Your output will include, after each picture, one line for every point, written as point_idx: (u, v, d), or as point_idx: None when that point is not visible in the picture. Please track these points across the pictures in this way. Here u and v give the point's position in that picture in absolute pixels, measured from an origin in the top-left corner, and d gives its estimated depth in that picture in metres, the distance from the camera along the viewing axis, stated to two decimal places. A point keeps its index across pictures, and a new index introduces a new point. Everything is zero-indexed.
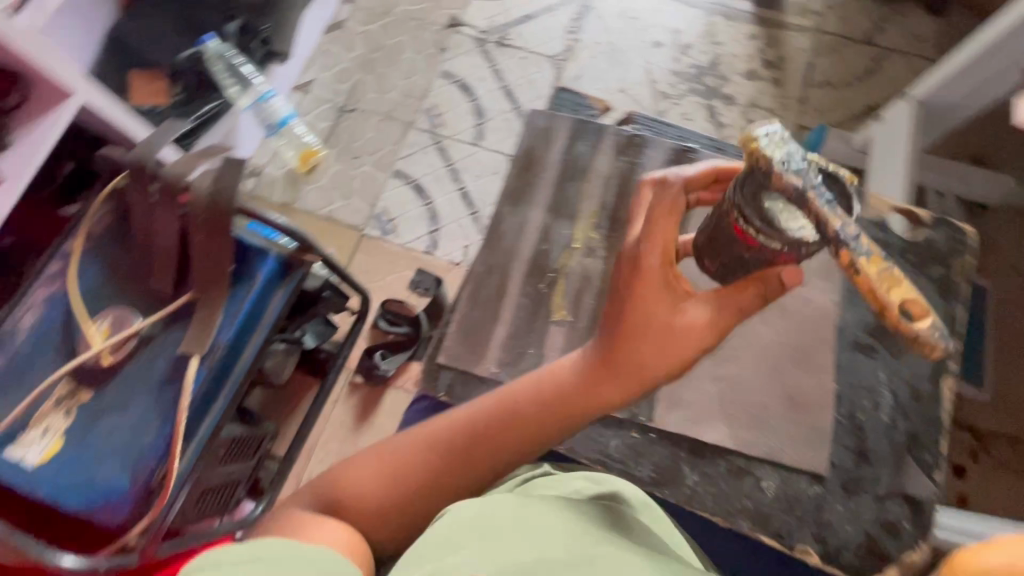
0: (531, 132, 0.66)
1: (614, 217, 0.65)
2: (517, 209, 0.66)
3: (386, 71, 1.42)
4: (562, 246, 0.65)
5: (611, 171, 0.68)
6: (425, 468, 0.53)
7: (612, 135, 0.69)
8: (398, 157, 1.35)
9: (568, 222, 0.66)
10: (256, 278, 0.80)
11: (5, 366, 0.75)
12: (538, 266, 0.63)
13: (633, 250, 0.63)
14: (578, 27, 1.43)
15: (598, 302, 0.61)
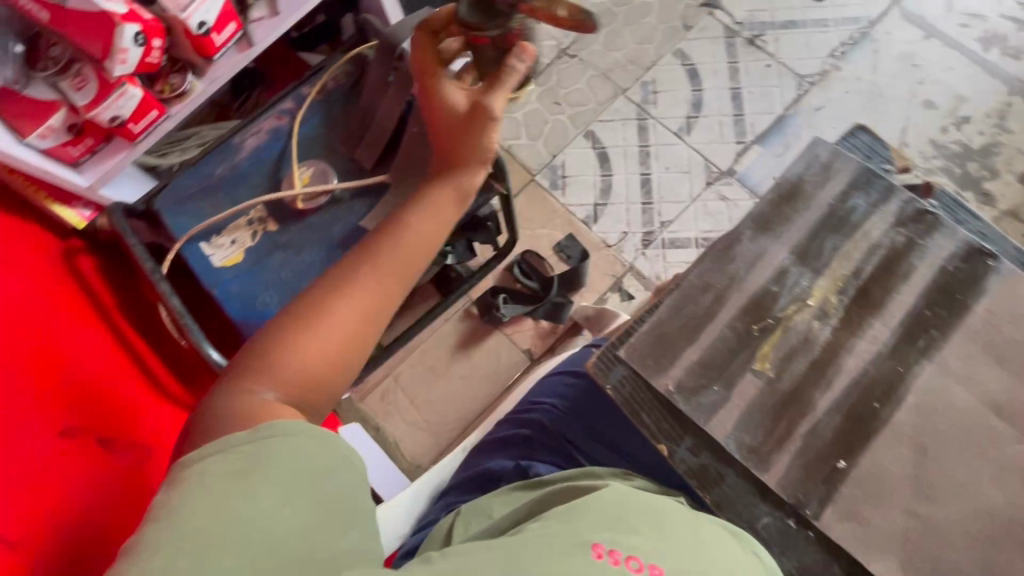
0: (806, 159, 0.60)
1: (867, 291, 0.55)
2: (760, 239, 0.56)
3: (622, 28, 1.35)
4: (796, 296, 0.55)
5: (883, 239, 0.56)
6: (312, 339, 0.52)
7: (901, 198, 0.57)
8: (597, 118, 1.30)
9: (810, 275, 0.55)
10: None
11: (222, 175, 0.85)
12: (761, 306, 0.54)
13: (872, 333, 0.54)
14: (845, 53, 1.27)
15: (812, 373, 0.52)
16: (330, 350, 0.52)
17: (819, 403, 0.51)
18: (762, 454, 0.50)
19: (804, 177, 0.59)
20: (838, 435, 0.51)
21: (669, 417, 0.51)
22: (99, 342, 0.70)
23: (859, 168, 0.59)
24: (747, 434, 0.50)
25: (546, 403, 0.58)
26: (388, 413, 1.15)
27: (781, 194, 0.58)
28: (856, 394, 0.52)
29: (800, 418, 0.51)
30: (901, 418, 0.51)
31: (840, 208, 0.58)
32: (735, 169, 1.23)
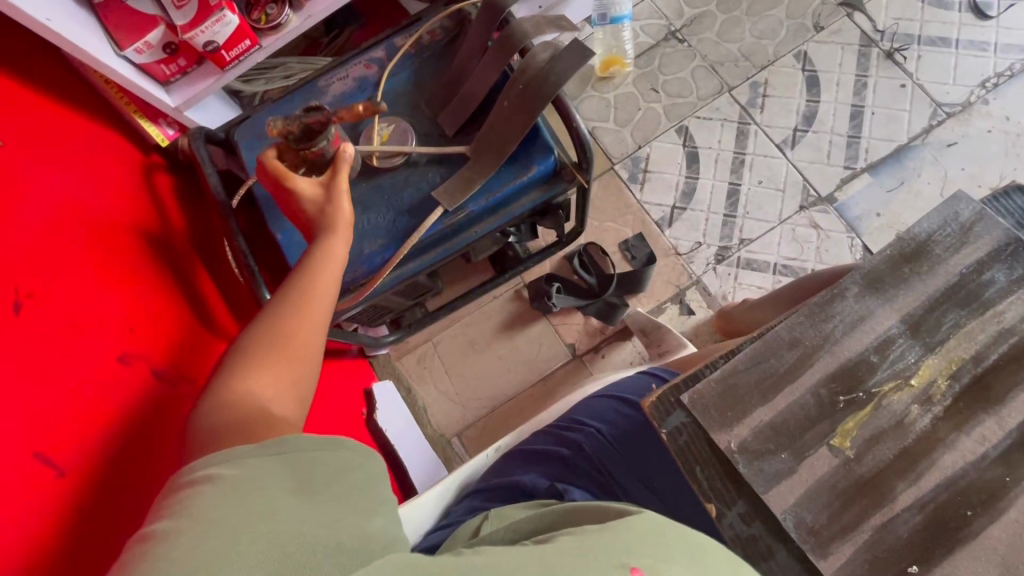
0: (942, 213, 0.46)
1: (986, 382, 0.42)
2: (866, 300, 0.45)
3: (743, 18, 1.23)
4: (894, 372, 0.43)
5: (1021, 325, 0.43)
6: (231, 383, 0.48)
7: None
8: (694, 114, 1.20)
9: (920, 350, 0.43)
10: (527, 171, 0.78)
11: None
12: (852, 375, 0.43)
13: (978, 430, 0.42)
14: (998, 86, 1.11)
15: (896, 464, 0.42)
16: (287, 368, 0.51)
17: (899, 496, 0.41)
18: (823, 546, 0.41)
19: (934, 236, 0.46)
20: (916, 537, 0.40)
21: (726, 477, 0.43)
22: (168, 269, 0.72)
23: (1004, 234, 0.45)
24: (810, 527, 0.41)
25: (591, 427, 0.54)
26: (424, 377, 1.16)
27: (900, 250, 0.46)
28: (946, 496, 0.41)
29: (874, 509, 0.41)
30: (994, 534, 0.40)
31: (971, 279, 0.44)
32: (837, 197, 1.12)
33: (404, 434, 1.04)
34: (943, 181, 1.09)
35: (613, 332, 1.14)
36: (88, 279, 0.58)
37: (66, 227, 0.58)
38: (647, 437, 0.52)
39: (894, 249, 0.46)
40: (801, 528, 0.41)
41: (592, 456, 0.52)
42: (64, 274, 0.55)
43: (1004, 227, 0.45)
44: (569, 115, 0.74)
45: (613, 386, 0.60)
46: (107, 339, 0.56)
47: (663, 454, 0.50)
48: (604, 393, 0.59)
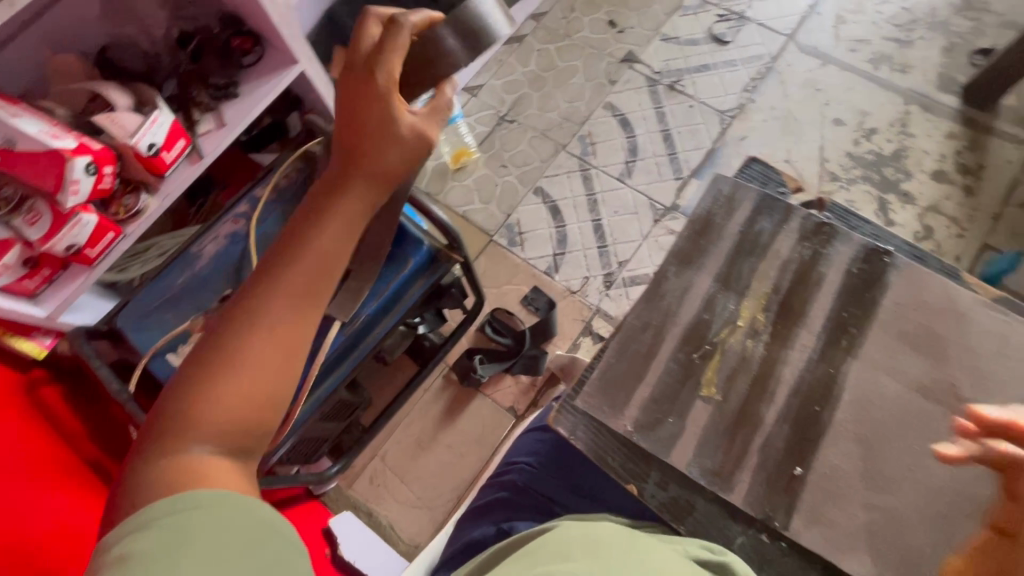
0: (710, 194, 0.60)
1: (787, 305, 0.54)
2: (686, 273, 0.56)
3: (553, 91, 1.46)
4: (725, 320, 0.54)
5: (792, 255, 0.57)
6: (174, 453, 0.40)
7: (801, 216, 0.59)
8: (543, 174, 1.38)
9: (736, 297, 0.55)
10: (406, 264, 0.85)
11: (185, 283, 0.87)
12: (696, 334, 0.53)
13: (799, 342, 0.53)
14: (756, 87, 1.39)
15: (754, 391, 0.51)
16: (259, 403, 0.42)
17: (767, 416, 0.50)
18: (726, 475, 0.48)
19: (712, 211, 0.59)
20: (791, 443, 0.49)
21: (634, 456, 0.50)
22: (84, 476, 0.71)
23: (759, 194, 0.59)
24: (707, 458, 0.49)
25: (519, 462, 0.58)
26: (382, 493, 1.13)
27: (693, 228, 0.58)
28: (796, 401, 0.50)
29: (753, 434, 0.50)
30: (843, 416, 0.50)
31: (749, 233, 0.58)
32: (680, 204, 1.31)
33: (372, 557, 0.99)
34: None
35: (543, 381, 1.19)
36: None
37: None
38: (569, 450, 0.56)
39: (689, 229, 0.58)
40: (704, 467, 0.48)
41: (527, 487, 0.55)
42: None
43: (756, 190, 0.60)
44: (426, 208, 0.84)
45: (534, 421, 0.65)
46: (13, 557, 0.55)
47: (584, 463, 0.55)
48: (526, 429, 0.63)
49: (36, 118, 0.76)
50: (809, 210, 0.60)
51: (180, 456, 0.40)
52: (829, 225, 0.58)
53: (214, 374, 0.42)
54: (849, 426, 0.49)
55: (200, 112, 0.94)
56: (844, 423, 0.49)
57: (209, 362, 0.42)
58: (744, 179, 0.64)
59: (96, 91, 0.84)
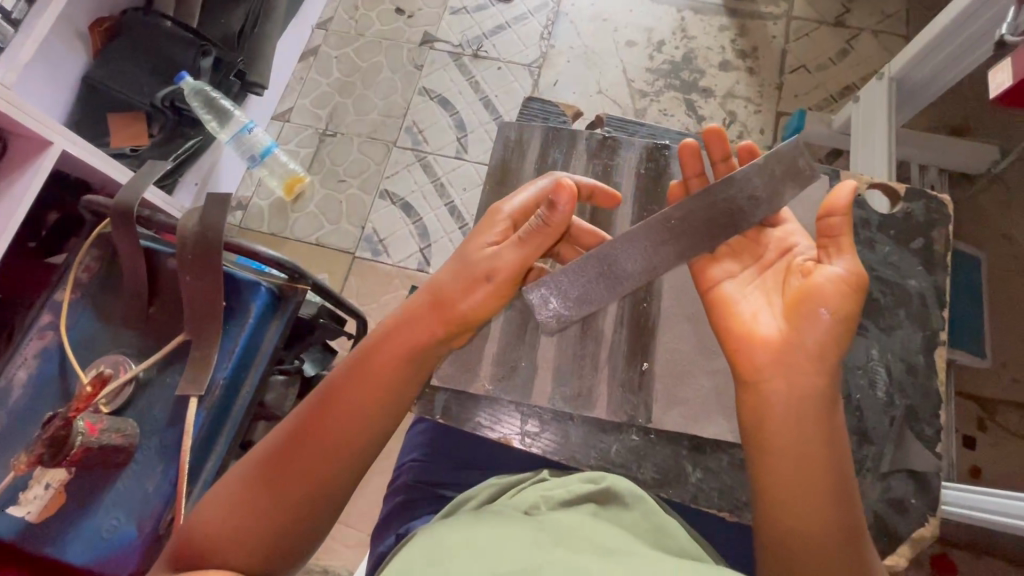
0: (501, 143, 0.62)
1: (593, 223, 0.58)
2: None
3: (365, 93, 1.42)
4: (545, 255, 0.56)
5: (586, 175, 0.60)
6: (231, 525, 0.47)
7: (584, 138, 0.62)
8: (383, 176, 1.35)
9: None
10: (249, 313, 0.80)
11: (5, 424, 0.76)
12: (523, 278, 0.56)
13: None
14: (551, 33, 1.44)
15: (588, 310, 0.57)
16: (307, 509, 0.48)
17: (606, 328, 0.57)
18: (585, 392, 0.54)
19: (506, 158, 0.61)
20: (631, 343, 0.56)
21: (501, 411, 0.54)
22: None
23: (542, 130, 0.63)
24: (565, 385, 0.54)
25: (409, 461, 0.57)
26: (330, 546, 1.06)
27: (494, 179, 0.61)
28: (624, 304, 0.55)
29: (599, 347, 0.56)
30: (666, 303, 0.57)
31: (544, 167, 0.61)
32: None
33: None
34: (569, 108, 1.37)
35: None
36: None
37: None
38: (448, 432, 0.57)
39: (489, 181, 0.60)
40: (564, 395, 0.54)
41: (418, 482, 0.55)
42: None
43: (539, 126, 0.63)
44: (247, 249, 0.78)
45: None
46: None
47: (466, 436, 0.56)
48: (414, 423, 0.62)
49: None
50: (591, 130, 0.64)
51: (266, 537, 0.47)
52: (612, 138, 0.62)
53: (283, 473, 0.48)
54: (671, 311, 0.57)
55: None
56: (665, 308, 0.57)
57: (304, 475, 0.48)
58: (527, 120, 0.67)
59: None
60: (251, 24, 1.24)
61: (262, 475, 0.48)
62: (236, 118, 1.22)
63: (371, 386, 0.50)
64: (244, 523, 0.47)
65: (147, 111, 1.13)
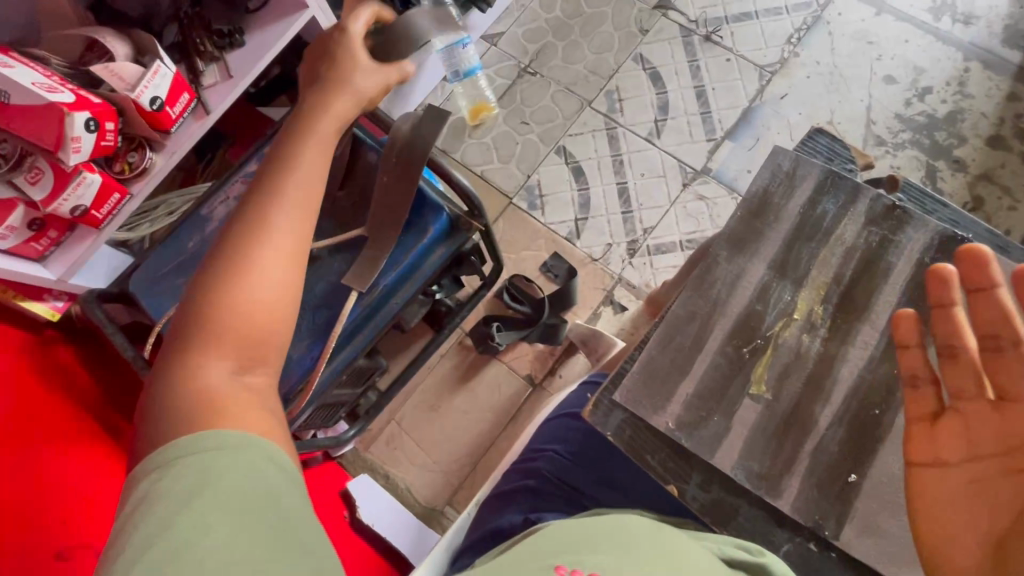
0: (770, 168, 0.60)
1: (848, 297, 0.55)
2: (736, 259, 0.57)
3: (579, 40, 1.35)
4: (779, 313, 0.55)
5: (856, 241, 0.57)
6: (188, 356, 0.49)
7: (869, 198, 0.58)
8: (567, 133, 1.30)
9: (792, 287, 0.56)
10: (426, 233, 0.81)
11: (195, 248, 0.84)
12: (747, 327, 0.55)
13: (863, 339, 0.54)
14: (801, 39, 1.27)
15: (808, 390, 0.53)
16: (262, 331, 0.51)
17: (821, 418, 0.52)
18: (776, 477, 0.51)
19: (770, 189, 0.59)
20: (845, 447, 0.51)
21: (675, 455, 0.52)
22: (100, 439, 0.71)
23: (822, 172, 0.59)
24: (753, 460, 0.51)
25: (550, 451, 0.61)
26: (398, 458, 1.14)
27: (750, 209, 0.59)
28: (855, 404, 0.52)
29: (804, 437, 0.52)
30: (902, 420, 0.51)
31: (810, 214, 0.58)
32: (710, 167, 1.23)
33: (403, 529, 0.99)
34: (788, 128, 1.23)
35: (561, 350, 1.17)
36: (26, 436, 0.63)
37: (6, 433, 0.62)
38: (600, 443, 0.59)
39: (744, 210, 0.58)
40: (749, 470, 0.51)
41: (556, 477, 0.58)
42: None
43: (819, 167, 0.59)
44: (447, 173, 0.78)
45: (561, 404, 0.66)
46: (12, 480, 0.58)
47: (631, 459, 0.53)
48: (553, 415, 0.65)
49: (30, 68, 0.71)
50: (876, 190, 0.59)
51: (221, 357, 0.49)
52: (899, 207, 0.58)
53: (234, 297, 0.51)
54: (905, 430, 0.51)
55: (203, 62, 0.87)
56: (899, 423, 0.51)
57: (236, 340, 0.50)
58: (808, 153, 0.65)
59: (93, 38, 0.79)
60: None
61: (204, 306, 0.51)
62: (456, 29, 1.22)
63: (278, 207, 0.56)
64: (201, 343, 0.50)
65: None
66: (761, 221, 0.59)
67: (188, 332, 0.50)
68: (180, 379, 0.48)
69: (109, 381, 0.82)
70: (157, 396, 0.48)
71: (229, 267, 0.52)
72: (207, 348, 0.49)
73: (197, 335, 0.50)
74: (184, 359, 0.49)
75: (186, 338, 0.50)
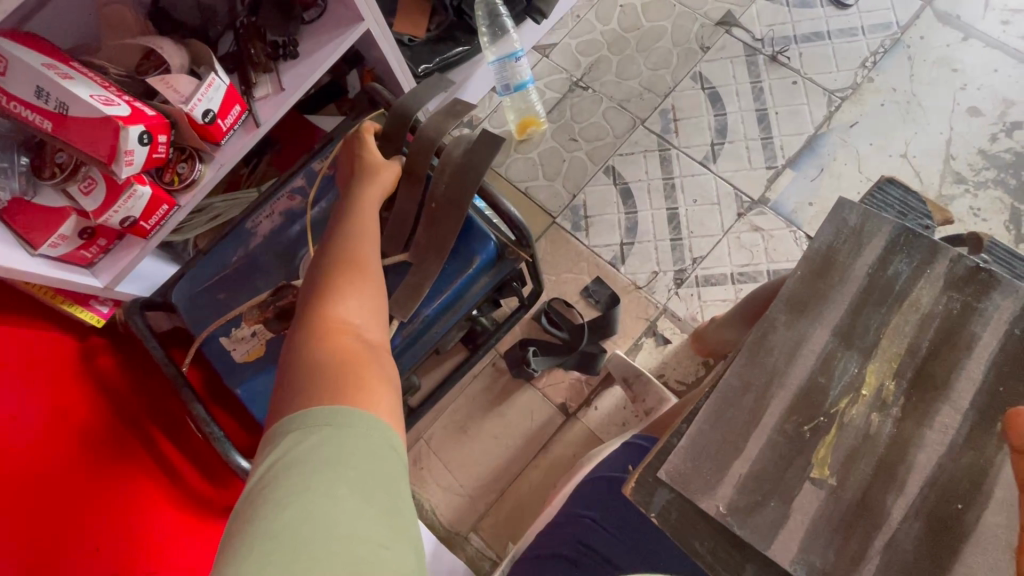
0: (834, 222, 0.52)
1: (925, 372, 0.48)
2: (796, 327, 0.50)
3: (634, 55, 1.30)
4: (845, 387, 0.48)
5: (932, 309, 0.49)
6: (305, 356, 0.53)
7: (947, 261, 0.50)
8: (616, 152, 1.25)
9: (859, 358, 0.49)
10: (471, 262, 0.78)
11: (238, 262, 0.83)
12: (810, 401, 0.48)
13: (941, 420, 0.46)
14: (876, 63, 1.19)
15: (878, 477, 0.46)
16: (354, 331, 0.56)
17: (893, 510, 0.45)
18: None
19: (834, 246, 0.51)
20: (921, 546, 0.44)
21: (727, 544, 0.47)
22: (139, 454, 0.72)
23: (895, 228, 0.51)
24: (814, 554, 0.45)
25: (583, 515, 0.58)
26: (425, 478, 1.12)
27: (813, 267, 0.51)
28: (933, 496, 0.45)
29: (874, 531, 0.45)
30: (990, 521, 0.44)
31: (880, 276, 0.50)
32: (769, 197, 1.16)
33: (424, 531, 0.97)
34: (857, 159, 1.15)
35: (598, 380, 1.13)
36: (60, 462, 0.62)
37: (49, 443, 0.63)
38: (638, 517, 0.56)
39: (805, 270, 0.51)
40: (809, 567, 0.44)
41: (589, 546, 0.55)
42: (22, 434, 0.61)
43: (892, 222, 0.51)
44: (495, 200, 0.75)
45: (604, 464, 0.64)
46: (38, 515, 0.57)
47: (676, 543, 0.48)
48: (592, 476, 0.64)
49: (89, 79, 0.71)
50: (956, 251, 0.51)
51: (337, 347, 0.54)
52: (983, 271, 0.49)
53: (340, 303, 0.58)
54: (996, 532, 0.43)
55: (257, 73, 0.86)
56: (986, 524, 0.44)
57: (347, 331, 0.56)
58: (878, 207, 0.58)
59: (150, 48, 0.78)
60: None
61: (310, 316, 0.57)
62: (510, 41, 1.19)
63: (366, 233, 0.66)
64: (315, 345, 0.54)
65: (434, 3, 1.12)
66: (827, 282, 0.51)
67: (299, 340, 0.55)
68: (306, 372, 0.51)
69: (148, 391, 0.82)
70: (287, 391, 0.50)
71: (329, 285, 0.60)
72: (325, 344, 0.54)
73: (308, 338, 0.55)
74: (303, 359, 0.53)
75: (301, 341, 0.55)
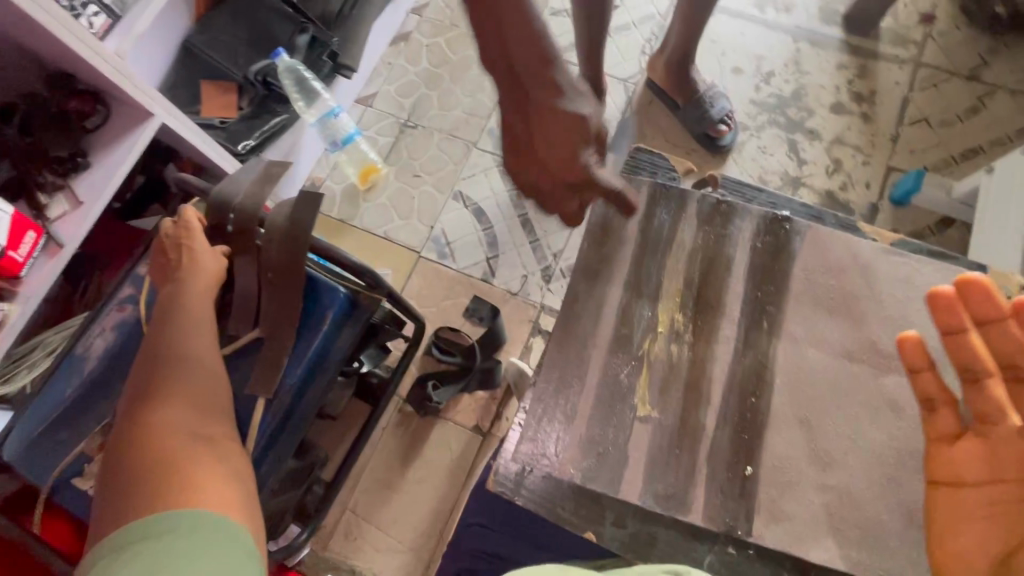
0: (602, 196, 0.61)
1: (701, 297, 0.57)
2: (594, 289, 0.57)
3: (451, 87, 1.38)
4: (645, 329, 0.56)
5: (695, 242, 0.59)
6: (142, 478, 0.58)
7: (695, 202, 0.60)
8: (459, 177, 1.31)
9: (650, 303, 0.57)
10: (325, 319, 0.78)
11: (75, 394, 0.76)
12: (621, 351, 0.55)
13: (724, 333, 0.56)
14: (653, 48, 1.36)
15: (689, 397, 0.53)
16: (190, 441, 0.61)
17: (707, 421, 0.53)
18: (680, 493, 0.50)
19: (608, 216, 0.61)
20: (735, 442, 0.52)
21: (584, 501, 0.52)
22: None
23: (649, 189, 0.61)
24: (658, 482, 0.50)
25: (472, 524, 0.61)
26: (360, 547, 1.08)
27: (595, 239, 0.59)
28: (733, 396, 0.53)
29: (698, 443, 0.52)
30: (775, 401, 0.53)
31: (648, 229, 0.59)
32: None
33: None
34: (662, 132, 1.30)
35: (502, 393, 1.16)
36: None
37: None
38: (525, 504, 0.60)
39: (588, 241, 0.59)
40: (656, 494, 0.50)
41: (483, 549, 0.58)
42: None
43: (646, 183, 0.61)
44: (331, 253, 0.76)
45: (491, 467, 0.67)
46: None
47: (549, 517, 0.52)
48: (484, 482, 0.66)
49: None
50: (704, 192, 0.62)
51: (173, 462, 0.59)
52: (725, 203, 0.60)
53: (170, 418, 0.62)
54: (782, 409, 0.53)
55: (47, 193, 0.82)
56: (775, 404, 0.53)
57: (183, 444, 0.61)
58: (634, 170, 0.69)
59: None
60: (349, 6, 1.23)
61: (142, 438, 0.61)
62: (324, 100, 1.23)
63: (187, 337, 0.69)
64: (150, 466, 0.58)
65: (240, 83, 1.13)
66: (609, 245, 0.59)
67: (135, 463, 0.60)
68: (145, 495, 0.56)
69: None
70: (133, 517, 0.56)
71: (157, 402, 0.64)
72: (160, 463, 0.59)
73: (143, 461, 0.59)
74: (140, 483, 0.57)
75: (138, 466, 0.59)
